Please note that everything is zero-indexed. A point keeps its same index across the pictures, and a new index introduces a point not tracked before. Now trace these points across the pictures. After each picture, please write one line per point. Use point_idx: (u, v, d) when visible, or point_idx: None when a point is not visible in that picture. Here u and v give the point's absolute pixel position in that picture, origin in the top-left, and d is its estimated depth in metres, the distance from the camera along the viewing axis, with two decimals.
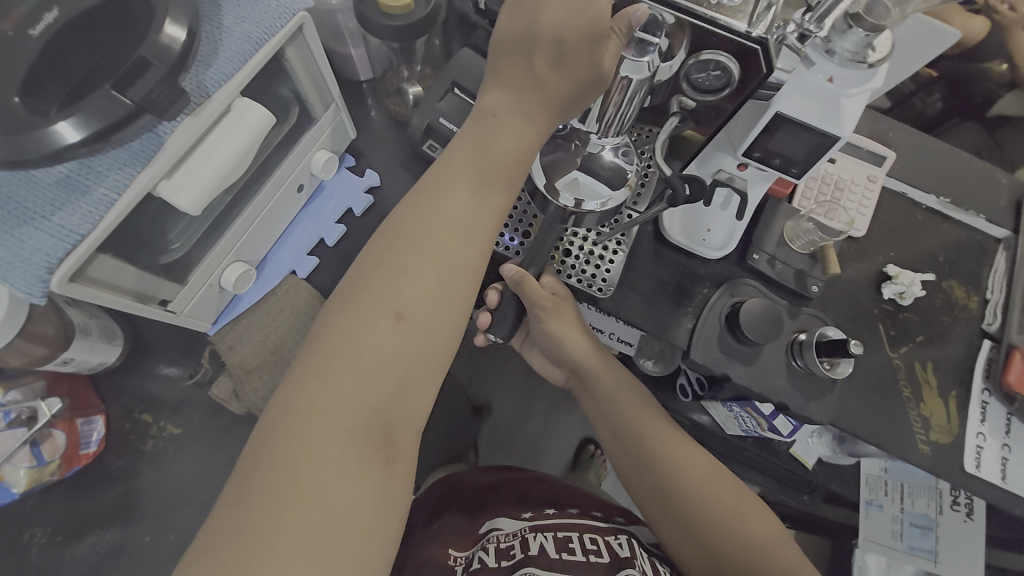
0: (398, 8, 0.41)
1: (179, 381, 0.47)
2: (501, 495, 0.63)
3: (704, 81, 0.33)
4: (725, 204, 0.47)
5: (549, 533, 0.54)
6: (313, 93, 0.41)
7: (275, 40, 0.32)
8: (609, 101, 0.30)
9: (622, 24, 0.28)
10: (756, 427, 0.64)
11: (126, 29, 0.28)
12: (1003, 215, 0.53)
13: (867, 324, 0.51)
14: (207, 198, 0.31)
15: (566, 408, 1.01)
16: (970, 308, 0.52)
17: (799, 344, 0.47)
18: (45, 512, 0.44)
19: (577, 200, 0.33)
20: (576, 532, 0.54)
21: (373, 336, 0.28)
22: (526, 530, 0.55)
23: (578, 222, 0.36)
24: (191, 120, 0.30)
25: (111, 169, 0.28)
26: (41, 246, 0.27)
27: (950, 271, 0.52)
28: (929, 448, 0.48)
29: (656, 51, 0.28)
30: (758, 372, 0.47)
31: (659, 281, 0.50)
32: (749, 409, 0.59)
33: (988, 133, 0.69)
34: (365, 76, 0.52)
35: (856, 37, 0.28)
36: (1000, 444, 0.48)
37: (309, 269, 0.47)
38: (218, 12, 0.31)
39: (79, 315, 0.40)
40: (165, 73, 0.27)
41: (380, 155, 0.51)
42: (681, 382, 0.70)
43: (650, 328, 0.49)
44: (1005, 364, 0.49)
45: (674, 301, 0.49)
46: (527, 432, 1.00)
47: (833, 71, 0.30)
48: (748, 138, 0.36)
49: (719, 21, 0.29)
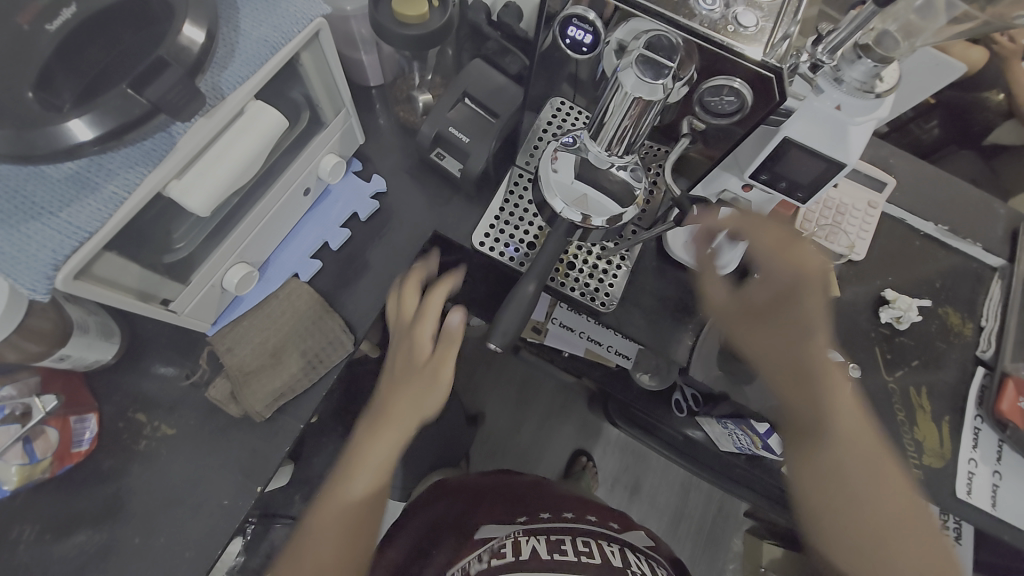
0: (413, 18, 0.42)
1: (176, 381, 0.46)
2: (496, 496, 0.63)
3: (716, 105, 0.34)
4: None
5: (541, 536, 0.52)
6: (324, 98, 0.41)
7: (291, 45, 0.32)
8: (621, 121, 0.31)
9: (638, 48, 0.29)
10: (750, 445, 0.64)
11: (145, 30, 0.28)
12: (999, 244, 0.54)
13: (864, 347, 0.51)
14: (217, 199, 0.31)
15: (560, 419, 1.01)
16: (964, 334, 0.53)
17: None
18: (33, 510, 0.43)
19: (584, 215, 0.34)
20: (569, 535, 0.53)
21: (374, 427, 0.44)
22: (520, 532, 0.53)
23: (584, 236, 0.36)
24: (204, 121, 0.30)
25: (122, 168, 0.28)
26: (48, 242, 0.27)
27: (947, 297, 0.53)
28: (921, 470, 0.48)
29: (670, 75, 0.28)
30: (755, 391, 0.48)
31: (660, 297, 0.50)
32: None
33: (986, 162, 0.70)
34: (375, 82, 0.53)
35: (864, 67, 0.30)
36: (992, 470, 0.49)
37: (312, 273, 0.47)
38: (236, 14, 0.31)
39: (79, 311, 0.40)
40: (182, 74, 0.27)
41: (387, 161, 0.52)
42: (677, 397, 0.71)
43: (649, 342, 0.50)
44: (998, 391, 0.50)
45: (675, 317, 0.50)
46: (520, 442, 1.00)
47: (841, 98, 0.31)
48: (756, 160, 0.37)
49: (732, 49, 0.30)
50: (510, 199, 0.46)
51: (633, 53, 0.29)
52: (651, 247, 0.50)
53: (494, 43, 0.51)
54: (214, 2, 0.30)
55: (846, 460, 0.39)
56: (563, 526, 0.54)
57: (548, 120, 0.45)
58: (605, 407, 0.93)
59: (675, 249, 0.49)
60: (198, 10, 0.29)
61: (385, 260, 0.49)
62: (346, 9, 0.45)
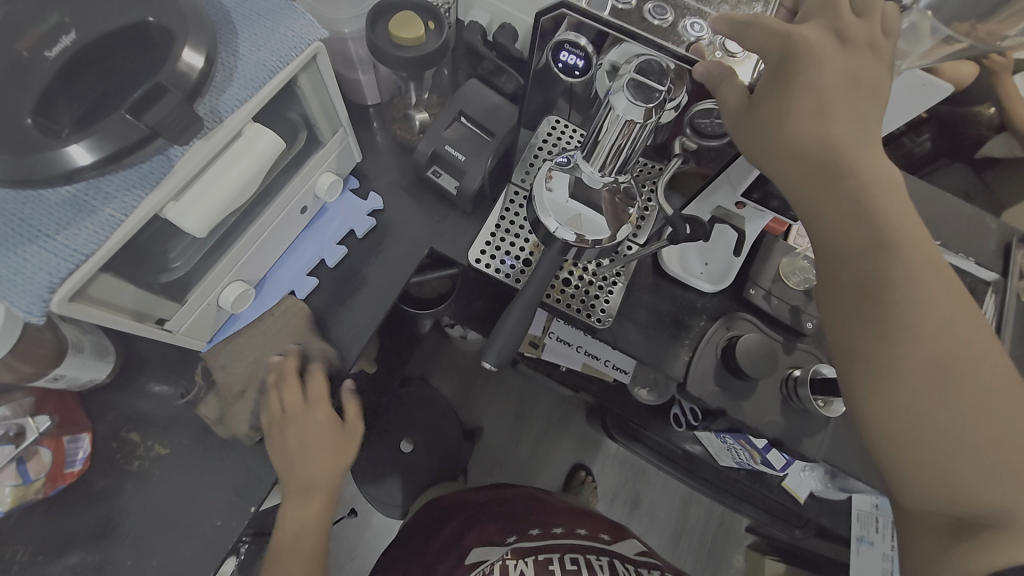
0: (410, 40, 0.42)
1: (169, 400, 0.46)
2: (487, 514, 0.62)
3: (705, 127, 0.36)
4: (722, 238, 0.50)
5: (529, 558, 0.51)
6: (321, 118, 0.41)
7: (289, 68, 0.33)
8: (616, 142, 0.31)
9: (630, 70, 0.29)
10: (749, 460, 0.64)
11: (145, 57, 0.29)
12: (991, 258, 0.54)
13: None
14: (214, 220, 0.32)
15: (558, 433, 1.01)
16: None
17: (794, 380, 0.47)
18: (24, 533, 0.42)
19: (579, 235, 0.34)
20: (557, 553, 0.52)
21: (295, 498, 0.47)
22: (508, 554, 0.52)
23: (578, 255, 0.37)
24: (202, 144, 0.30)
25: (120, 191, 0.28)
26: (43, 265, 0.27)
27: None
28: None
29: (662, 97, 0.29)
30: (752, 407, 0.48)
31: (656, 313, 0.50)
32: (743, 441, 0.59)
33: (976, 175, 0.71)
34: (372, 100, 0.54)
35: None
36: None
37: (307, 290, 0.47)
38: (234, 39, 0.32)
39: (73, 331, 0.39)
40: (180, 99, 0.28)
41: (383, 178, 0.52)
42: (675, 411, 0.70)
43: (646, 358, 0.49)
44: None
45: (671, 333, 0.50)
46: (518, 456, 0.99)
47: None
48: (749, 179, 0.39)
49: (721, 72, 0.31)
50: (506, 216, 0.46)
51: (625, 77, 0.30)
52: (646, 263, 0.50)
53: (489, 63, 0.52)
54: (213, 28, 0.31)
55: (937, 409, 0.27)
56: (551, 544, 0.54)
57: (542, 137, 0.46)
58: (604, 420, 0.92)
59: (670, 265, 0.50)
60: (197, 35, 0.29)
61: (381, 277, 0.49)
62: (343, 31, 0.46)
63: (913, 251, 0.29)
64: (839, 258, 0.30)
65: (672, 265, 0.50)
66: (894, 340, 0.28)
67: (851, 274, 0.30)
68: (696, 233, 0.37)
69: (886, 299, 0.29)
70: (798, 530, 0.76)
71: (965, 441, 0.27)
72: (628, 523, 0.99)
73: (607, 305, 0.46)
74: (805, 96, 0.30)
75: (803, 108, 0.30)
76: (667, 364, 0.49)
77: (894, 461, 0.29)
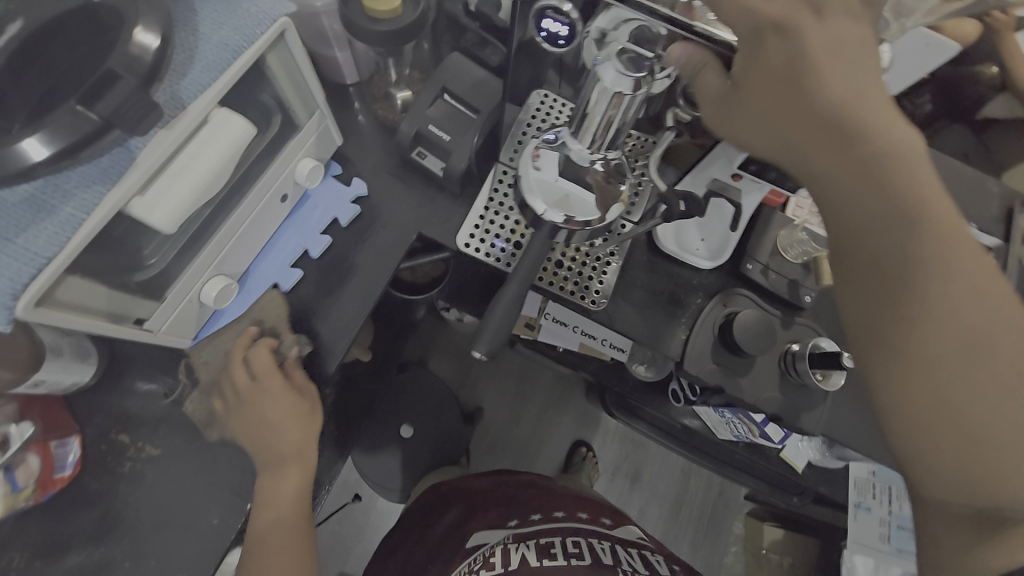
0: (386, 12, 0.40)
1: (157, 398, 0.46)
2: (491, 499, 0.62)
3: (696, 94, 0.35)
4: (719, 213, 0.48)
5: (531, 542, 0.52)
6: (295, 100, 0.39)
7: (256, 48, 0.31)
8: (603, 120, 0.30)
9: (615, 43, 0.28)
10: (747, 433, 0.64)
11: (94, 37, 0.27)
12: (993, 224, 0.53)
13: None
14: (185, 215, 0.31)
15: (559, 411, 1.01)
16: None
17: (792, 355, 0.47)
18: (16, 541, 0.42)
19: (567, 216, 0.33)
20: (559, 536, 0.53)
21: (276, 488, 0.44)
22: (509, 539, 0.53)
23: (567, 236, 0.35)
24: (164, 133, 0.28)
25: (78, 188, 0.27)
26: (3, 270, 0.25)
27: None
28: None
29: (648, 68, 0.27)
30: (752, 383, 0.47)
31: (653, 292, 0.49)
32: (742, 415, 0.59)
33: (977, 136, 0.69)
34: (352, 79, 0.51)
35: None
36: None
37: (293, 282, 0.46)
38: (193, 17, 0.30)
39: (50, 334, 0.38)
40: (134, 85, 0.26)
41: (368, 162, 0.50)
42: (673, 387, 0.70)
43: (643, 338, 0.48)
44: None
45: (668, 311, 0.49)
46: (520, 435, 1.00)
47: None
48: None
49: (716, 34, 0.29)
50: (494, 198, 0.44)
51: (615, 45, 0.28)
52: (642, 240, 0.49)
53: (473, 33, 0.50)
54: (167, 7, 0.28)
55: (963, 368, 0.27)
56: (553, 528, 0.54)
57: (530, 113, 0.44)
58: (603, 398, 0.93)
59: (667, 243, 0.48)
60: (154, 15, 0.27)
61: (369, 265, 0.47)
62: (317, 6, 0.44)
63: (941, 226, 0.27)
64: (867, 232, 0.28)
65: (670, 243, 0.48)
66: (924, 321, 0.27)
67: (877, 255, 0.28)
68: (690, 209, 0.36)
69: (914, 280, 0.27)
70: (794, 498, 0.78)
71: (996, 418, 0.27)
72: (629, 496, 1.00)
73: (602, 287, 0.45)
74: (817, 68, 0.28)
75: (815, 77, 0.27)
76: (663, 343, 0.48)
77: (920, 444, 0.28)
